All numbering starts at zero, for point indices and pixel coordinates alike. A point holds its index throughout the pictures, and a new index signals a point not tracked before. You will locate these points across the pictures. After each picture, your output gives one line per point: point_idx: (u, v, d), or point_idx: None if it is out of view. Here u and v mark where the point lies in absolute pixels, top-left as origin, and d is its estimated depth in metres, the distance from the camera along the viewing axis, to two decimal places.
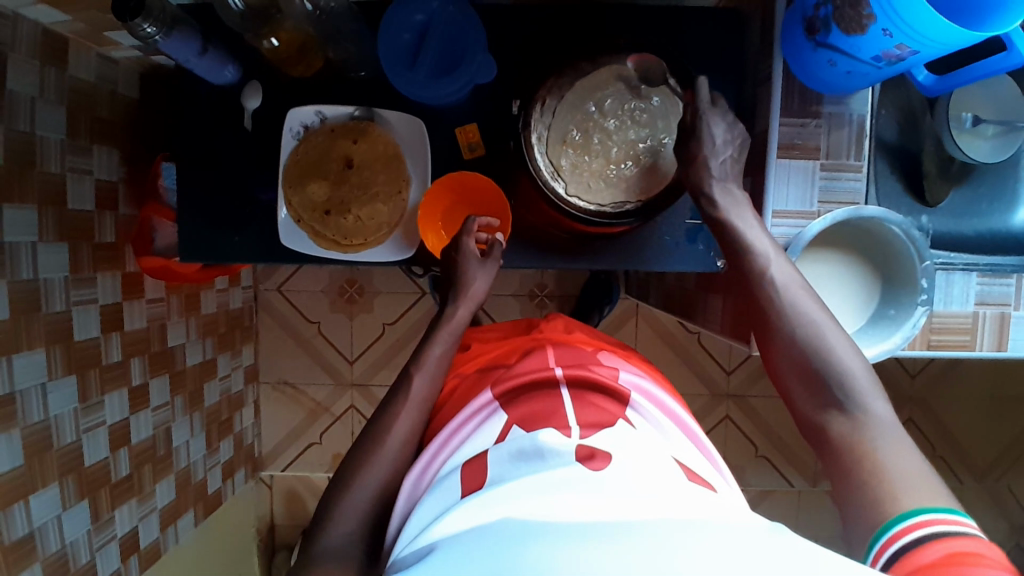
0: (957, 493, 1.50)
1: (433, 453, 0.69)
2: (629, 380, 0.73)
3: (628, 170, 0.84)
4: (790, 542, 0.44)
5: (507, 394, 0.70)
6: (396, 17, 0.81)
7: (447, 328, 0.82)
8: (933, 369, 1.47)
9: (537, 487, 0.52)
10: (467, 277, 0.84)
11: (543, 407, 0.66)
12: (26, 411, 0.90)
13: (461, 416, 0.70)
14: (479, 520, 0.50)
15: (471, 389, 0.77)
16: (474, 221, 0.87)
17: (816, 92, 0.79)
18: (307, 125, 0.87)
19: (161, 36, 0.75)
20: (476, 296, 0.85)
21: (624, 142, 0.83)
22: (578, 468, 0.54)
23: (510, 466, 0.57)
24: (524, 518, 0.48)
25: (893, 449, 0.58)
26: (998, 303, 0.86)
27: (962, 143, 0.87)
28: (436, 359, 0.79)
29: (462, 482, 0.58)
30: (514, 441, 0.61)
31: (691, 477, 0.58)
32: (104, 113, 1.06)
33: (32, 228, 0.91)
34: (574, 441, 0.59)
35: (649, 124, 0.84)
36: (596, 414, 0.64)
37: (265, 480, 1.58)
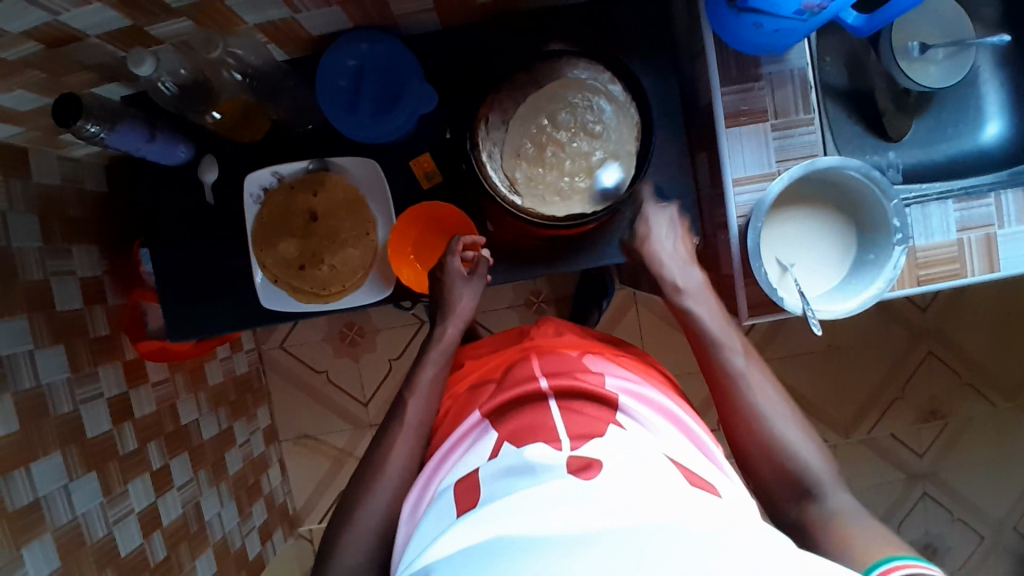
0: (991, 417, 1.48)
1: (432, 469, 0.70)
2: (619, 383, 0.72)
3: (586, 183, 0.84)
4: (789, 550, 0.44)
5: (498, 411, 0.69)
6: (328, 66, 0.82)
7: (436, 349, 0.83)
8: (943, 298, 1.45)
9: (526, 503, 0.52)
10: (455, 297, 0.86)
11: (535, 421, 0.66)
12: (52, 513, 0.92)
13: (451, 440, 0.70)
14: (470, 541, 0.50)
15: (464, 408, 0.75)
16: (459, 239, 0.87)
17: (753, 54, 0.79)
18: (266, 187, 0.89)
19: (106, 132, 0.76)
20: (464, 313, 0.86)
21: (576, 154, 0.84)
22: (570, 480, 0.54)
23: (501, 483, 0.57)
24: (514, 536, 0.48)
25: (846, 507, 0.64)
26: (982, 226, 0.84)
27: (913, 72, 0.86)
28: (428, 382, 0.80)
29: (457, 501, 0.59)
30: (505, 457, 0.61)
31: (693, 480, 0.57)
32: (75, 212, 1.08)
33: (25, 336, 0.93)
34: (566, 453, 0.59)
35: (601, 137, 0.84)
36: (585, 425, 0.63)
37: (304, 534, 1.59)
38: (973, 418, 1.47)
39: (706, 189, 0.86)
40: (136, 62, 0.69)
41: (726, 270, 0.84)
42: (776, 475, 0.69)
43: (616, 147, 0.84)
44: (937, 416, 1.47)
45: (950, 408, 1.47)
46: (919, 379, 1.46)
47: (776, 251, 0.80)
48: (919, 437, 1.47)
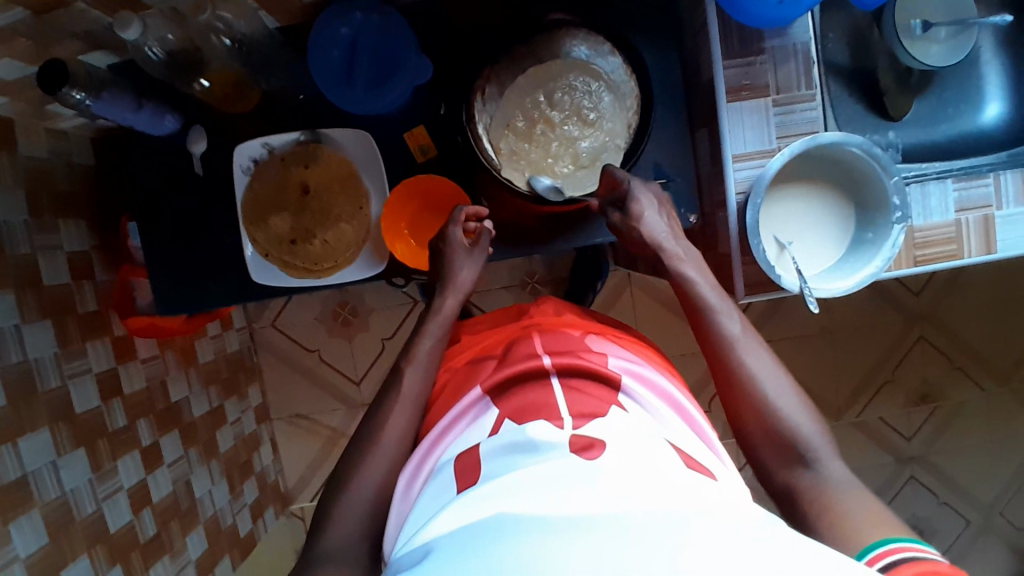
0: (981, 401, 1.49)
1: (423, 453, 0.69)
2: (621, 363, 0.72)
3: (566, 168, 0.83)
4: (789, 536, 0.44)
5: (496, 388, 0.69)
6: (322, 35, 0.81)
7: (436, 322, 0.82)
8: (936, 283, 1.45)
9: (530, 480, 0.52)
10: (455, 271, 0.85)
11: (535, 399, 0.65)
12: (41, 490, 0.91)
13: (452, 415, 0.69)
14: (474, 517, 0.49)
15: (462, 383, 0.75)
16: (462, 208, 0.86)
17: (756, 28, 0.78)
18: (256, 159, 0.87)
19: (91, 100, 0.74)
20: (465, 286, 0.85)
21: (563, 138, 0.83)
22: (573, 459, 0.54)
23: (503, 460, 0.57)
24: (518, 513, 0.48)
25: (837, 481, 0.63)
26: (980, 207, 0.84)
27: (915, 52, 0.84)
28: (426, 354, 0.79)
29: (458, 478, 0.58)
30: (504, 435, 0.60)
31: (689, 461, 0.57)
32: (62, 186, 1.06)
33: (12, 311, 0.91)
34: (568, 431, 0.58)
35: (593, 126, 0.83)
36: (589, 404, 0.63)
37: (297, 513, 1.59)
38: (963, 402, 1.48)
39: (706, 166, 0.85)
40: (123, 25, 0.67)
41: (724, 248, 0.84)
42: (772, 444, 0.67)
43: (604, 138, 0.83)
44: (928, 400, 1.48)
45: (940, 392, 1.48)
46: (910, 363, 1.47)
47: (774, 228, 0.79)
48: (909, 420, 1.48)
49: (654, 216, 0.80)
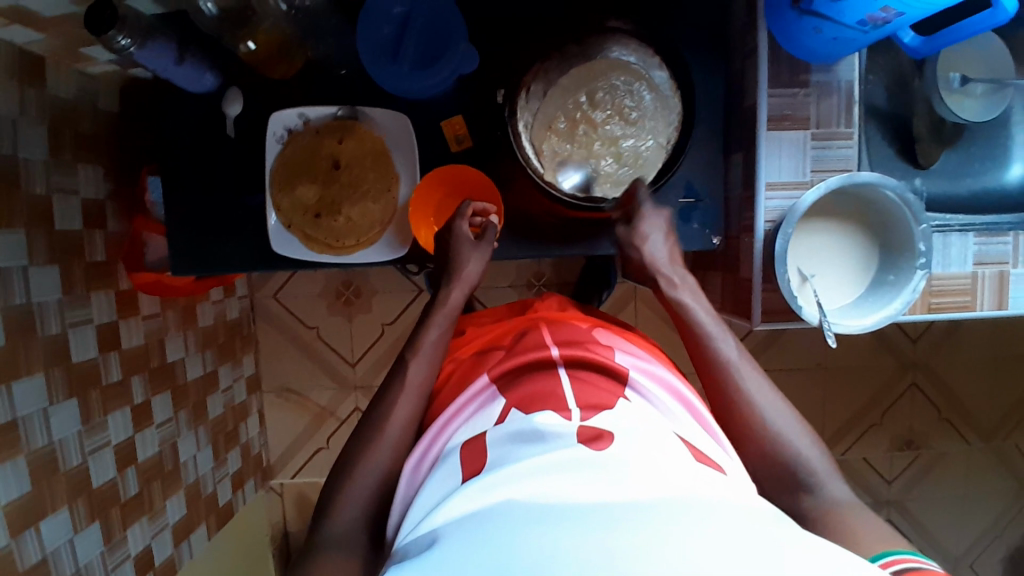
0: (963, 453, 1.51)
1: (431, 437, 0.67)
2: (628, 358, 0.71)
3: (610, 165, 0.84)
4: (794, 532, 0.45)
5: (504, 376, 0.68)
6: (374, 10, 0.81)
7: (441, 313, 0.81)
8: (935, 332, 1.47)
9: (542, 468, 0.51)
10: (460, 261, 0.83)
11: (541, 387, 0.64)
12: (30, 436, 0.89)
13: (459, 403, 0.68)
14: (486, 502, 0.49)
15: (467, 375, 0.75)
16: (468, 202, 0.86)
17: (803, 60, 0.79)
18: (291, 128, 0.86)
19: (136, 46, 0.73)
20: (469, 280, 0.84)
21: (608, 136, 0.83)
22: (583, 449, 0.53)
23: (510, 448, 0.56)
24: (529, 504, 0.47)
25: (853, 515, 0.62)
26: (997, 263, 0.85)
27: (952, 104, 0.85)
28: (433, 343, 0.78)
29: (463, 465, 0.57)
30: (512, 423, 0.60)
31: (699, 456, 0.57)
32: (85, 129, 1.04)
33: (21, 250, 0.90)
34: (576, 422, 0.57)
35: (636, 125, 0.83)
36: (596, 396, 0.62)
37: (276, 488, 1.57)
38: (946, 452, 1.51)
39: (736, 190, 0.86)
40: None
41: (745, 272, 0.84)
42: (772, 469, 0.67)
43: (647, 135, 0.84)
44: (912, 446, 1.50)
45: (925, 439, 1.50)
46: (899, 408, 1.49)
47: (800, 260, 0.80)
48: (891, 464, 1.50)
49: (655, 239, 0.81)
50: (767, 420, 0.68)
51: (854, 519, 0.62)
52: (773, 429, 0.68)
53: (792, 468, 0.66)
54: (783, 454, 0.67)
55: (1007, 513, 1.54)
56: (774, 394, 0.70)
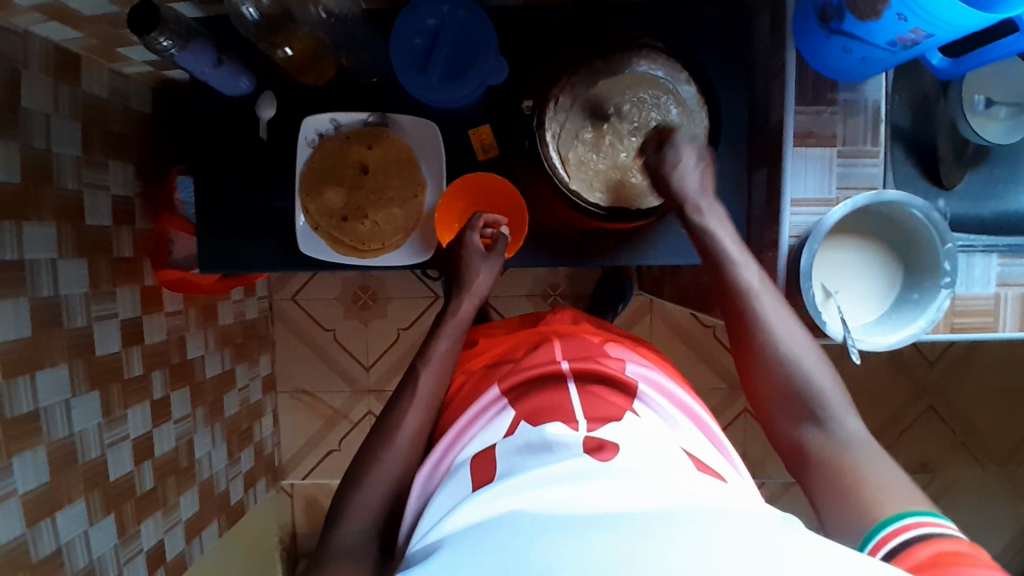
0: (978, 478, 1.50)
1: (443, 449, 0.68)
2: (638, 370, 0.72)
3: (632, 177, 0.85)
4: (800, 532, 0.45)
5: (514, 389, 0.68)
6: (406, 22, 0.83)
7: (452, 324, 0.82)
8: (951, 355, 1.46)
9: (546, 479, 0.52)
10: (471, 273, 0.85)
11: (548, 401, 0.65)
12: (50, 427, 0.90)
13: (470, 414, 0.68)
14: (492, 512, 0.50)
15: (477, 386, 0.75)
16: (479, 215, 0.88)
17: (830, 79, 0.79)
18: (322, 133, 0.88)
19: (177, 48, 0.75)
20: (480, 292, 0.85)
21: (633, 148, 0.84)
22: (587, 460, 0.54)
23: (518, 459, 0.57)
24: (529, 513, 0.48)
25: (868, 458, 0.61)
26: (1020, 284, 0.85)
27: (975, 125, 0.86)
28: (443, 355, 0.79)
29: (473, 475, 0.58)
30: (521, 435, 0.60)
31: (700, 466, 0.57)
32: (117, 127, 1.07)
33: (51, 243, 0.91)
34: (582, 433, 0.58)
35: (661, 138, 0.84)
36: (603, 408, 0.62)
37: (285, 488, 1.58)
38: (960, 476, 1.49)
39: (759, 205, 0.87)
40: None
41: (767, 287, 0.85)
42: (784, 403, 0.68)
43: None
44: (926, 469, 1.49)
45: (940, 463, 1.49)
46: (914, 430, 1.48)
47: (824, 277, 0.81)
48: None
49: (689, 166, 0.79)
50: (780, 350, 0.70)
51: (858, 458, 0.61)
52: (786, 360, 0.69)
53: (808, 400, 0.67)
54: (795, 384, 0.68)
55: (1021, 541, 1.52)
56: (797, 327, 0.71)
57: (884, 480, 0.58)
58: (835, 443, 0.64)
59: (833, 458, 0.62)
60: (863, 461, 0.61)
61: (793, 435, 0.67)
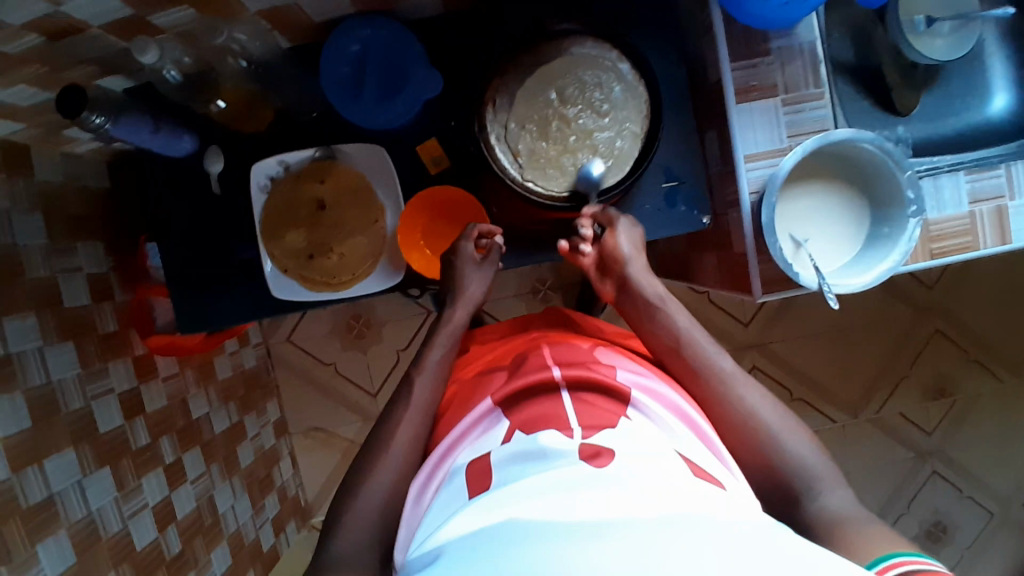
0: (999, 392, 1.48)
1: (439, 456, 0.67)
2: (630, 376, 0.69)
3: (585, 159, 0.84)
4: (797, 542, 0.44)
5: (507, 398, 0.67)
6: (331, 53, 0.83)
7: (447, 330, 0.82)
8: (949, 275, 1.44)
9: (540, 488, 0.52)
10: (464, 282, 0.86)
11: (543, 411, 0.64)
12: (68, 510, 0.92)
13: (462, 425, 0.68)
14: (486, 521, 0.50)
15: (468, 398, 0.73)
16: (475, 225, 0.88)
17: (761, 30, 0.79)
18: (273, 177, 0.88)
19: (111, 124, 0.75)
20: (474, 298, 0.86)
21: (581, 132, 0.84)
22: (583, 467, 0.53)
23: (512, 468, 0.56)
24: (527, 520, 0.47)
25: (865, 526, 0.59)
26: (993, 198, 0.84)
27: (920, 47, 0.84)
28: (435, 363, 0.79)
29: (469, 484, 0.58)
30: (515, 444, 0.60)
31: (698, 472, 0.56)
32: (78, 208, 1.08)
33: (35, 333, 0.92)
34: (577, 440, 0.57)
35: (609, 116, 0.84)
36: (596, 415, 0.62)
37: (317, 527, 1.59)
38: (981, 393, 1.47)
39: (716, 165, 0.86)
40: (141, 50, 0.70)
41: (738, 247, 0.84)
42: (772, 473, 0.66)
43: (621, 125, 0.84)
44: (945, 394, 1.47)
45: (957, 385, 1.47)
46: (926, 357, 1.46)
47: (790, 227, 0.80)
48: (927, 414, 1.47)
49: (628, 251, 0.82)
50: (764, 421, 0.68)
51: (857, 525, 0.60)
52: (779, 441, 0.67)
53: (797, 475, 0.65)
54: (777, 456, 0.66)
55: None
56: (769, 400, 0.71)
57: (878, 535, 0.57)
58: (833, 516, 0.62)
59: (831, 526, 0.61)
60: (863, 529, 0.59)
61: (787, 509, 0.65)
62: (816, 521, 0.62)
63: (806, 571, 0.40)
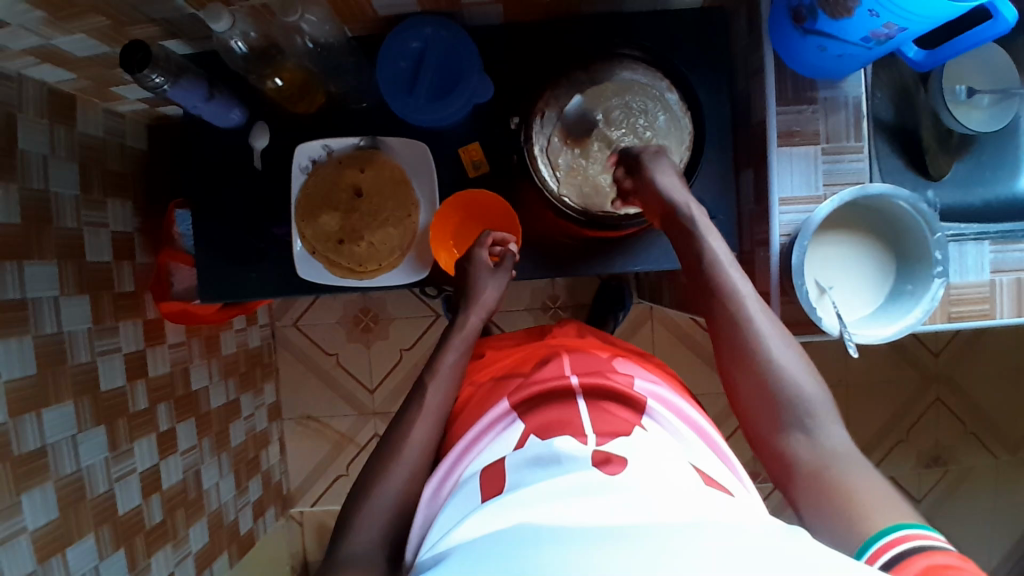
0: (993, 469, 1.48)
1: (453, 460, 0.68)
2: (647, 386, 0.70)
3: None
4: (807, 544, 0.45)
5: (524, 403, 0.68)
6: (393, 46, 0.84)
7: (459, 336, 0.83)
8: (956, 346, 1.46)
9: (551, 493, 0.52)
10: (479, 288, 0.87)
11: (559, 416, 0.64)
12: (58, 463, 0.91)
13: (478, 428, 0.68)
14: (497, 524, 0.50)
15: (484, 402, 0.74)
16: (489, 233, 0.90)
17: (810, 78, 0.81)
18: (315, 159, 0.90)
19: (169, 85, 0.77)
20: (487, 306, 0.87)
21: None
22: (595, 473, 0.54)
23: (525, 472, 0.57)
24: (537, 524, 0.48)
25: (854, 473, 0.60)
26: (1014, 269, 0.85)
27: (959, 115, 0.87)
28: (449, 367, 0.80)
29: (482, 486, 0.58)
30: (530, 448, 0.60)
31: (708, 480, 0.57)
32: (113, 165, 1.09)
33: (53, 282, 0.93)
34: (591, 446, 0.58)
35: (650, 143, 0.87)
36: (611, 422, 0.62)
37: (296, 517, 1.57)
38: (974, 467, 1.48)
39: (748, 204, 0.88)
40: (214, 18, 0.72)
41: (762, 286, 0.85)
42: (769, 406, 0.67)
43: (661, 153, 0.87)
44: (939, 463, 1.47)
45: (951, 455, 1.47)
46: (924, 424, 1.47)
47: (816, 272, 0.82)
48: (919, 481, 1.47)
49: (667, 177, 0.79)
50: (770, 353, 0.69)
51: (843, 470, 0.61)
52: (784, 374, 0.68)
53: (794, 409, 0.66)
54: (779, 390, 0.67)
55: None
56: (782, 333, 0.70)
57: (867, 490, 0.57)
58: (822, 451, 0.63)
59: (818, 468, 0.62)
60: (849, 475, 0.60)
61: (775, 441, 0.66)
62: (802, 458, 0.63)
63: (806, 570, 0.40)
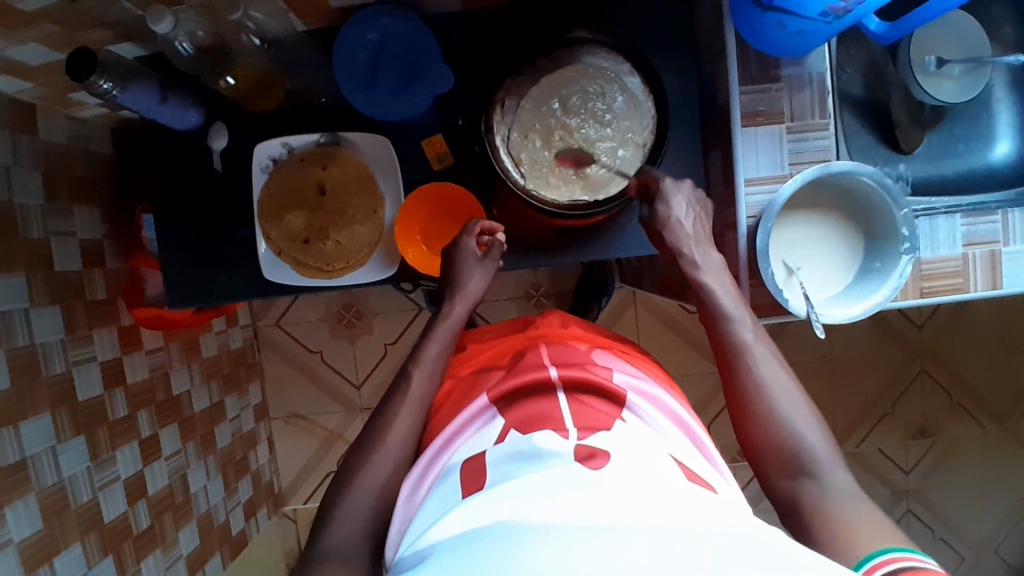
0: (980, 438, 1.49)
1: (433, 456, 0.67)
2: (626, 379, 0.70)
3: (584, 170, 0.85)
4: (787, 543, 0.44)
5: (503, 398, 0.67)
6: (348, 37, 0.83)
7: (444, 327, 0.81)
8: (940, 317, 1.45)
9: (531, 489, 0.51)
10: (466, 277, 0.84)
11: (536, 411, 0.64)
12: (39, 475, 0.91)
13: (458, 423, 0.68)
14: (477, 521, 0.49)
15: (464, 397, 0.73)
16: (478, 222, 0.87)
17: (773, 55, 0.79)
18: (275, 158, 0.88)
19: (119, 89, 0.75)
20: (472, 296, 0.84)
21: (583, 141, 0.84)
22: (577, 468, 0.53)
23: (507, 467, 0.56)
24: (518, 520, 0.47)
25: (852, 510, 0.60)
26: (987, 242, 0.84)
27: (928, 86, 0.85)
28: (433, 359, 0.78)
29: (463, 483, 0.58)
30: (510, 444, 0.59)
31: (691, 475, 0.56)
32: (78, 172, 1.07)
33: (23, 294, 0.92)
34: (573, 441, 0.57)
35: (610, 128, 0.85)
36: (591, 417, 0.62)
37: (289, 514, 1.58)
38: (961, 437, 1.48)
39: (717, 187, 0.87)
40: (157, 19, 0.71)
41: (733, 270, 0.84)
42: (773, 450, 0.67)
43: (623, 136, 0.85)
44: (926, 435, 1.48)
45: (939, 426, 1.48)
46: (911, 396, 1.47)
47: (783, 253, 0.81)
48: (906, 453, 1.48)
49: (682, 216, 0.80)
50: (776, 409, 0.68)
51: (844, 510, 0.61)
52: (785, 418, 0.68)
53: (798, 455, 0.65)
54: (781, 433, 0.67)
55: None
56: (785, 377, 0.71)
57: (862, 525, 0.58)
58: (828, 494, 0.63)
59: (819, 509, 0.61)
60: (848, 515, 0.60)
61: (781, 487, 0.66)
62: (806, 502, 0.63)
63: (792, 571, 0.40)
